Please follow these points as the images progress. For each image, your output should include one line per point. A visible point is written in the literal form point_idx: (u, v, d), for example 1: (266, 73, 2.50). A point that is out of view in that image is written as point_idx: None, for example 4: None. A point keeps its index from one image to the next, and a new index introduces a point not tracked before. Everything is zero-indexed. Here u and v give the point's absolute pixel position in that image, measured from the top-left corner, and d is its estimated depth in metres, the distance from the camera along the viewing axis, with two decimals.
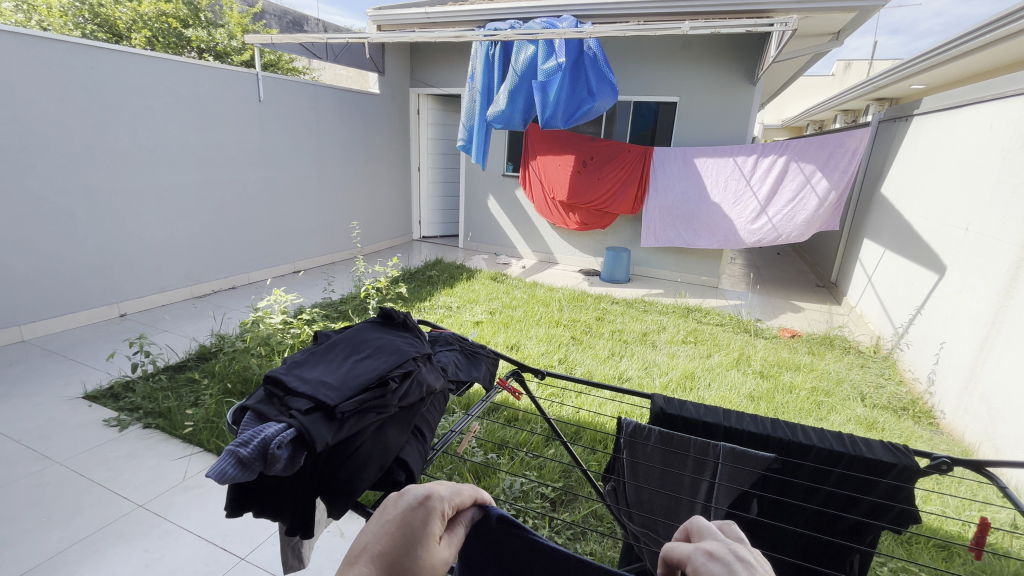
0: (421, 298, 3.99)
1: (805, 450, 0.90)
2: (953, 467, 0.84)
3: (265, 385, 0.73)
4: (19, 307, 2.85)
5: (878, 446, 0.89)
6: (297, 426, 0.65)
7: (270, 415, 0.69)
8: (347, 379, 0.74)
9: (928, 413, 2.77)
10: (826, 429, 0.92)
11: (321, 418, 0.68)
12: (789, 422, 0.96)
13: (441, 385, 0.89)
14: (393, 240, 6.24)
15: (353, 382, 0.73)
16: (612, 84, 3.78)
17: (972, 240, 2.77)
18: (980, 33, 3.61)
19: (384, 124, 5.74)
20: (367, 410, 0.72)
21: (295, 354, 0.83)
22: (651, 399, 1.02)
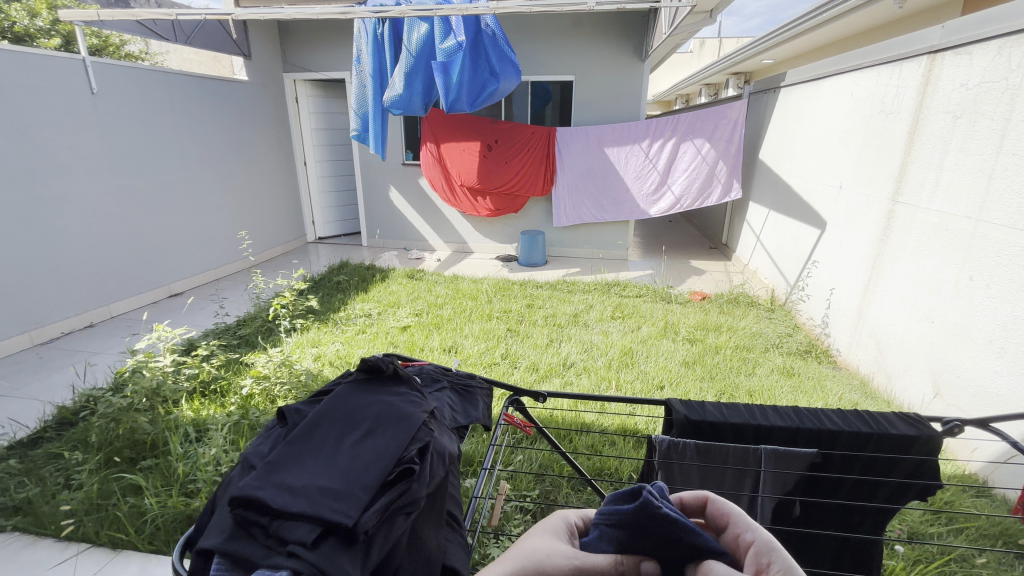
0: (335, 308, 3.60)
1: (836, 437, 0.89)
2: (964, 428, 0.87)
3: (245, 512, 0.62)
4: None
5: (897, 420, 0.90)
6: (311, 566, 0.56)
7: (264, 553, 0.58)
8: (354, 478, 0.65)
9: (827, 352, 3.14)
10: (847, 410, 0.92)
11: (339, 544, 0.59)
12: (810, 409, 0.95)
13: (456, 448, 0.82)
14: (286, 245, 5.60)
15: (362, 482, 0.64)
16: (514, 64, 3.67)
17: (846, 197, 3.15)
18: (814, 15, 4.08)
19: (259, 115, 5.04)
20: (393, 515, 0.64)
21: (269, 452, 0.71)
22: (672, 408, 0.96)
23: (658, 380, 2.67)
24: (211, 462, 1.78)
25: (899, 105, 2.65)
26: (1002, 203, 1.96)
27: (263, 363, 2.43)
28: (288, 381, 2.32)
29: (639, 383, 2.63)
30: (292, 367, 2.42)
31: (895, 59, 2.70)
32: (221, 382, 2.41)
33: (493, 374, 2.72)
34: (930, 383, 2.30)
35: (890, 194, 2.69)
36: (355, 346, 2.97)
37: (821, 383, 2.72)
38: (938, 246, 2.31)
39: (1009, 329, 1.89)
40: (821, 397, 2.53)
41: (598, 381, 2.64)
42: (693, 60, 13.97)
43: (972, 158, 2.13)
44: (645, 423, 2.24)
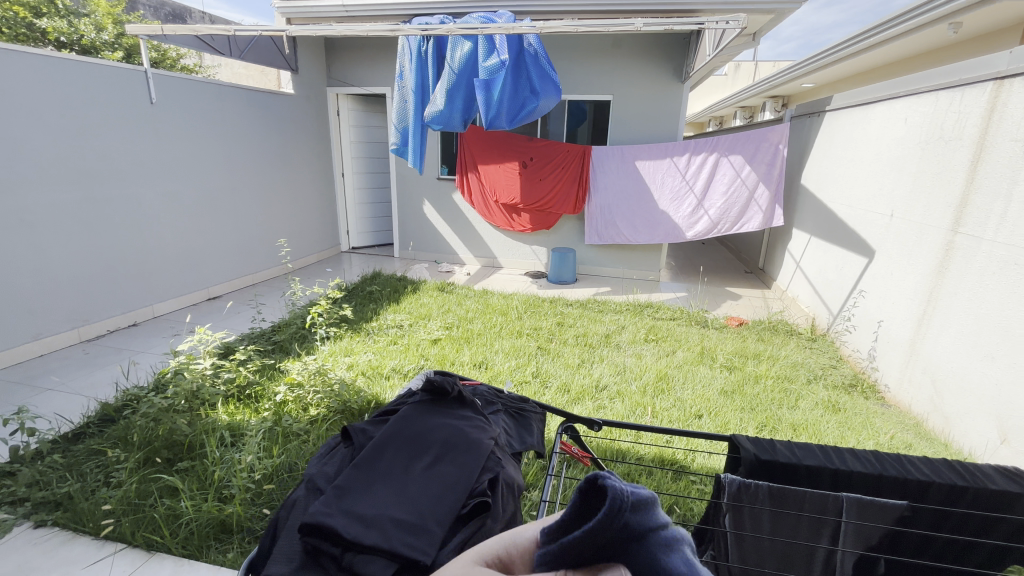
0: (367, 318, 3.63)
1: (924, 488, 0.88)
2: None
3: (330, 533, 0.78)
4: None
5: (996, 475, 0.88)
6: None
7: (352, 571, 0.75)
8: (427, 509, 0.82)
9: (874, 388, 2.97)
10: (938, 461, 0.91)
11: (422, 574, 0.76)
12: (895, 455, 0.94)
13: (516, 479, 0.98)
14: (321, 253, 5.72)
15: (434, 513, 0.82)
16: (555, 83, 3.66)
17: (897, 226, 3.02)
18: (864, 38, 3.99)
19: (302, 127, 5.21)
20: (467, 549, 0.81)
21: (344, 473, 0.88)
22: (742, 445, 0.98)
23: (695, 408, 2.57)
24: (245, 469, 1.78)
25: (959, 131, 2.54)
26: None
27: (298, 371, 2.45)
28: (322, 390, 2.33)
29: (676, 410, 2.53)
30: (325, 376, 2.43)
31: (957, 85, 2.59)
32: (257, 387, 2.44)
33: (524, 393, 2.67)
34: (995, 427, 2.14)
35: (949, 225, 2.56)
36: (386, 357, 2.97)
37: (870, 420, 2.57)
38: (1005, 281, 2.17)
39: None
40: (871, 436, 2.38)
41: (633, 406, 2.56)
42: (728, 83, 13.84)
43: None
44: (683, 453, 2.15)
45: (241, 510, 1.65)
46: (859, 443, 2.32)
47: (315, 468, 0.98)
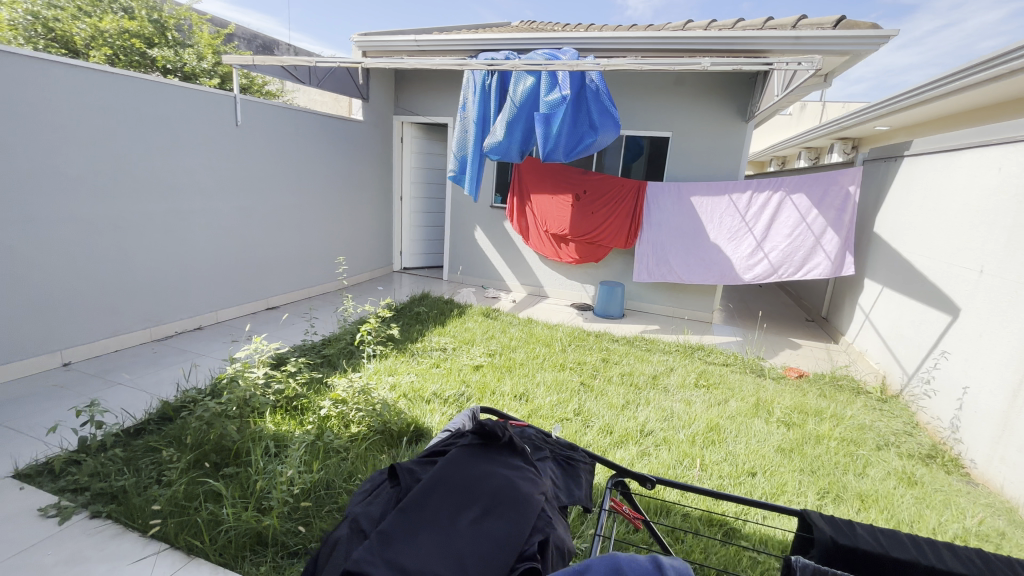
0: (412, 338, 3.68)
1: None
2: None
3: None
4: None
5: None
6: None
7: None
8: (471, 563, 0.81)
9: (957, 462, 2.66)
10: None
11: None
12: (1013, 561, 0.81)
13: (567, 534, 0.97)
14: (374, 272, 5.92)
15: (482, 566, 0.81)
16: (614, 118, 3.65)
17: (988, 283, 2.75)
18: (946, 83, 3.78)
19: (368, 152, 5.49)
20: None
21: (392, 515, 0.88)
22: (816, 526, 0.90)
23: (749, 465, 2.38)
24: (285, 482, 1.80)
25: None
26: None
27: (344, 387, 2.50)
28: (364, 408, 2.36)
29: (728, 465, 2.36)
30: (369, 395, 2.46)
31: None
32: (303, 400, 2.51)
33: (564, 430, 2.58)
34: None
35: None
36: (428, 380, 2.97)
37: (952, 499, 2.29)
38: None
39: None
40: (955, 518, 2.11)
41: (680, 456, 2.41)
42: (792, 123, 13.44)
43: None
44: (734, 514, 1.99)
45: (278, 523, 1.67)
46: (940, 524, 2.06)
47: (360, 508, 1.01)
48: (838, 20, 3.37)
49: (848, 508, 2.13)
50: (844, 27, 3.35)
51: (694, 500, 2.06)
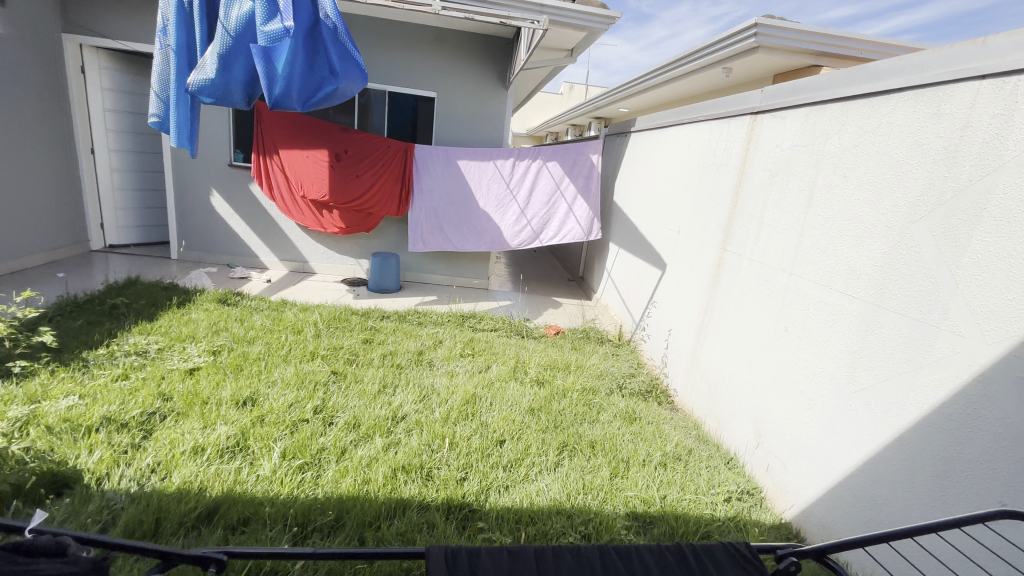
0: (91, 344, 2.69)
1: None
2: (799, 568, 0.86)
3: None
4: None
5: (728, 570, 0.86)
6: None
7: None
8: None
9: (666, 393, 3.16)
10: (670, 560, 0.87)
11: None
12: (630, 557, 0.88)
13: None
14: (55, 253, 4.30)
15: None
16: (359, 65, 3.15)
17: (683, 241, 3.27)
18: (665, 70, 4.35)
19: (17, 81, 3.81)
20: None
21: None
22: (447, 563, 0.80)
23: (498, 433, 2.36)
24: None
25: (727, 158, 2.81)
26: (811, 259, 2.05)
27: None
28: None
29: (477, 438, 2.29)
30: None
31: (726, 117, 2.87)
32: None
33: (297, 435, 2.14)
34: (752, 430, 2.33)
35: (720, 242, 2.80)
36: (100, 402, 2.16)
37: (659, 427, 2.67)
38: (759, 295, 2.39)
39: (816, 381, 1.95)
40: (659, 446, 2.42)
41: (431, 439, 2.24)
42: (562, 101, 14.90)
43: (785, 215, 2.25)
44: (474, 493, 1.90)
45: None
46: (648, 454, 2.34)
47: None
48: None
49: (581, 457, 2.26)
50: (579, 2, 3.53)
51: (436, 488, 1.90)
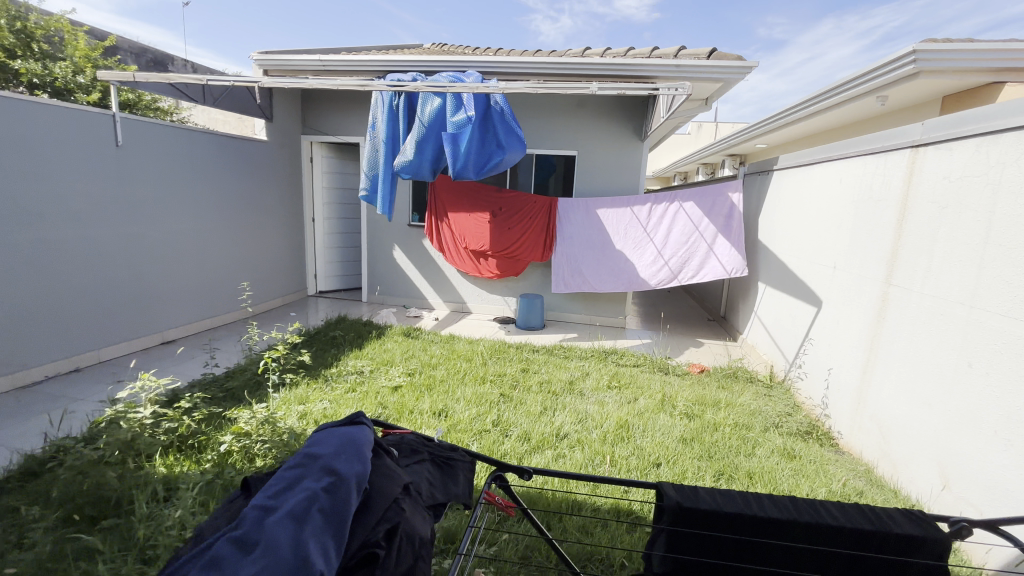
0: (327, 364, 3.55)
1: (837, 531, 1.06)
2: (971, 529, 1.01)
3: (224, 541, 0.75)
4: None
5: (902, 520, 1.07)
6: None
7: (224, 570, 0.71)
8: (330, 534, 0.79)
9: (829, 435, 3.02)
10: (851, 509, 1.10)
11: None
12: (814, 504, 1.13)
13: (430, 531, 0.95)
14: (286, 297, 5.65)
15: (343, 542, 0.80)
16: (520, 138, 3.83)
17: (841, 276, 3.20)
18: (807, 105, 4.30)
19: (274, 172, 5.28)
20: None
21: (259, 494, 0.83)
22: (671, 492, 1.15)
23: (654, 456, 2.56)
24: (174, 527, 1.67)
25: (886, 192, 2.77)
26: (994, 291, 1.97)
27: (245, 420, 2.36)
28: (270, 440, 2.26)
29: (635, 459, 2.52)
30: (274, 425, 2.36)
31: (881, 151, 2.86)
32: (201, 437, 2.36)
33: (483, 441, 2.61)
34: (937, 472, 2.19)
35: (884, 276, 2.72)
36: (343, 405, 2.87)
37: (824, 467, 2.59)
38: (934, 330, 2.30)
39: (1012, 420, 1.83)
40: (824, 483, 2.38)
41: (593, 455, 2.53)
42: (690, 141, 14.79)
43: (959, 247, 2.18)
44: (639, 503, 2.12)
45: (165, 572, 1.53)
46: (812, 490, 2.32)
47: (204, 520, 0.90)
48: (711, 51, 3.79)
49: (740, 485, 2.34)
50: (715, 57, 3.79)
51: (604, 494, 2.17)
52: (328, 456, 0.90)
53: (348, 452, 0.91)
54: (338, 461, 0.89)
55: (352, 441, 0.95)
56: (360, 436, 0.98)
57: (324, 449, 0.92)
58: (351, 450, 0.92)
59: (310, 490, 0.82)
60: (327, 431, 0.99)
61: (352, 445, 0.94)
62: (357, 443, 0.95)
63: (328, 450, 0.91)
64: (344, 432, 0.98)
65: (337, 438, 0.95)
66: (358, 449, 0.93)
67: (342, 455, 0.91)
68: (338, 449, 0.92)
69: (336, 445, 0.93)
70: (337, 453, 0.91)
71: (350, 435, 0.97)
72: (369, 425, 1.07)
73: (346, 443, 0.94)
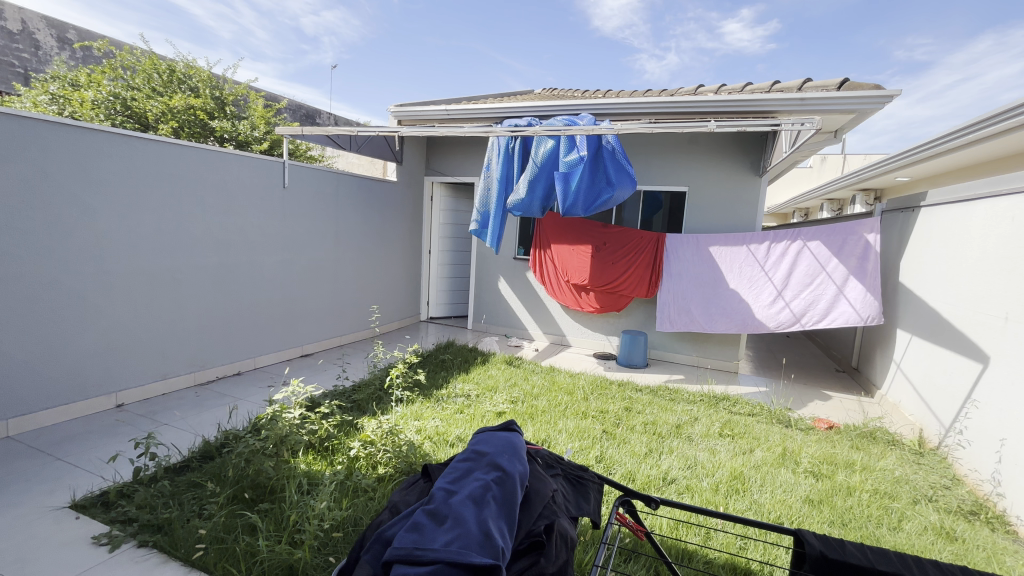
0: (438, 385, 3.80)
1: None
2: None
3: (425, 506, 0.96)
4: (39, 392, 2.74)
5: None
6: (486, 561, 0.83)
7: (430, 526, 0.91)
8: (505, 508, 0.98)
9: (1002, 519, 2.49)
10: None
11: (492, 551, 0.86)
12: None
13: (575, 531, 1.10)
14: (402, 321, 6.16)
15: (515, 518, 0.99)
16: (631, 176, 3.89)
17: (1015, 329, 2.73)
18: (961, 135, 3.81)
19: (400, 209, 5.89)
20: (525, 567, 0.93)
21: (444, 477, 1.05)
22: (808, 542, 1.11)
23: (775, 515, 2.34)
24: (316, 516, 1.90)
25: None
26: None
27: (372, 429, 2.63)
28: (391, 449, 2.47)
29: (753, 515, 2.33)
30: (396, 437, 2.58)
31: None
32: (335, 440, 2.65)
33: None
34: None
35: None
36: (452, 425, 3.04)
37: (996, 556, 2.15)
38: None
39: None
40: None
41: (703, 504, 2.39)
42: (812, 175, 13.62)
43: None
44: (759, 563, 1.94)
45: (309, 556, 1.74)
46: None
47: (398, 496, 1.17)
48: (841, 82, 3.56)
49: None
50: (846, 88, 3.55)
51: (717, 546, 2.02)
52: (495, 452, 1.12)
53: (510, 450, 1.13)
54: (504, 456, 1.10)
55: (511, 443, 1.18)
56: (516, 440, 1.21)
57: (489, 448, 1.14)
58: (512, 450, 1.14)
59: (483, 480, 1.02)
60: (488, 434, 1.23)
61: (513, 446, 1.16)
62: (516, 445, 1.17)
63: (494, 448, 1.14)
64: (504, 436, 1.21)
65: (498, 441, 1.18)
66: (517, 449, 1.15)
67: (505, 453, 1.12)
68: (503, 448, 1.14)
69: (500, 445, 1.16)
70: (502, 450, 1.13)
71: (510, 438, 1.20)
72: (518, 432, 1.31)
73: (507, 444, 1.17)
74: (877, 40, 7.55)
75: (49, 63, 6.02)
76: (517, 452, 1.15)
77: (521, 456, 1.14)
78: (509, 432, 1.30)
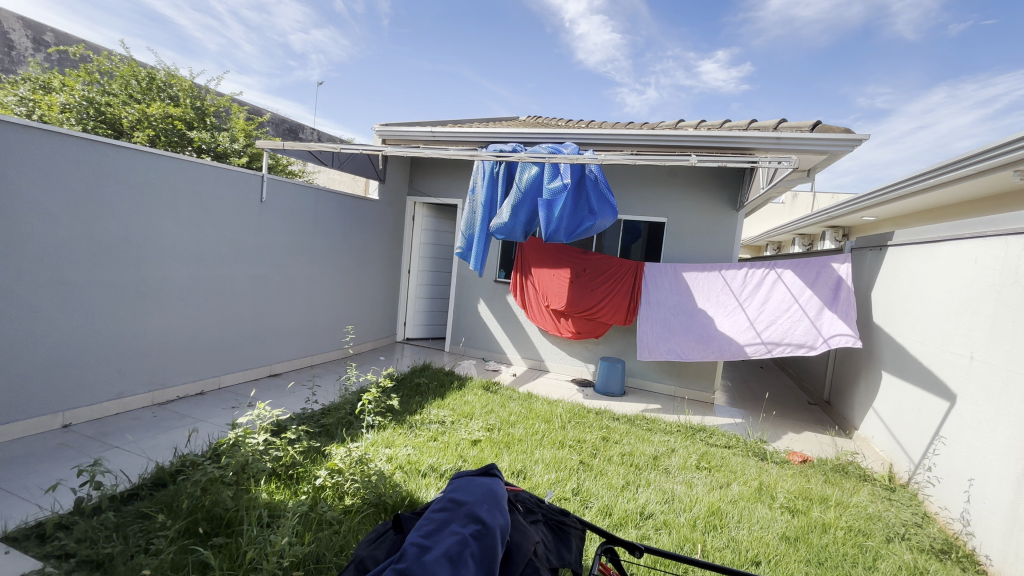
0: (412, 411, 3.68)
1: None
2: None
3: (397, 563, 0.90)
4: None
5: None
6: None
7: None
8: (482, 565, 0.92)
9: (972, 558, 2.50)
10: None
11: None
12: None
13: None
14: (376, 341, 6.01)
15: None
16: (612, 206, 3.95)
17: (979, 368, 2.81)
18: (921, 179, 4.00)
19: (380, 228, 5.82)
20: None
21: (419, 529, 0.99)
22: None
23: (752, 553, 2.30)
24: (276, 552, 1.77)
25: None
26: None
27: (340, 457, 2.50)
28: (360, 479, 2.35)
29: (730, 553, 2.28)
30: (365, 465, 2.46)
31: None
32: (300, 468, 2.52)
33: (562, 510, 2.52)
34: None
35: None
36: (425, 453, 2.93)
37: None
38: None
39: None
40: None
41: (681, 541, 2.33)
42: (785, 211, 14.14)
43: None
44: None
45: None
46: None
47: (366, 551, 1.10)
48: (814, 124, 3.72)
49: None
50: (819, 130, 3.70)
51: None
52: (474, 502, 1.06)
53: (488, 500, 1.08)
54: (483, 508, 1.04)
55: (490, 489, 1.13)
56: (498, 487, 1.15)
57: (467, 496, 1.08)
58: (491, 498, 1.09)
59: (460, 535, 0.96)
60: (467, 479, 1.18)
61: (495, 494, 1.10)
62: (496, 494, 1.11)
63: (473, 496, 1.08)
64: (484, 482, 1.15)
65: (477, 489, 1.12)
66: (499, 498, 1.09)
67: (485, 504, 1.06)
68: (483, 497, 1.09)
69: (479, 492, 1.10)
70: (482, 499, 1.07)
71: (492, 485, 1.15)
72: (498, 477, 1.25)
73: (488, 490, 1.12)
74: (842, 85, 7.96)
75: (22, 64, 5.83)
76: (498, 500, 1.09)
77: (503, 504, 1.08)
78: (488, 476, 1.24)
